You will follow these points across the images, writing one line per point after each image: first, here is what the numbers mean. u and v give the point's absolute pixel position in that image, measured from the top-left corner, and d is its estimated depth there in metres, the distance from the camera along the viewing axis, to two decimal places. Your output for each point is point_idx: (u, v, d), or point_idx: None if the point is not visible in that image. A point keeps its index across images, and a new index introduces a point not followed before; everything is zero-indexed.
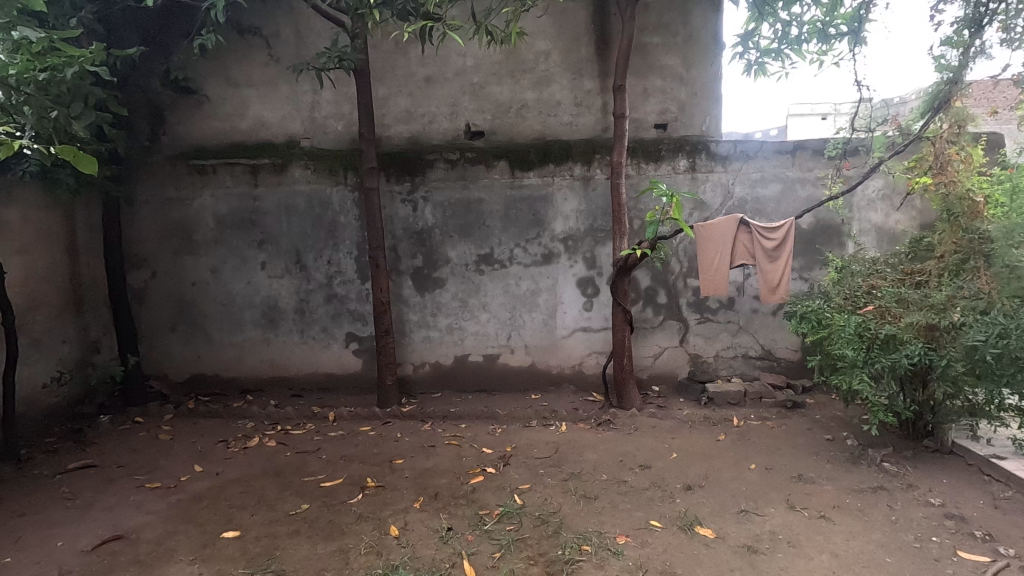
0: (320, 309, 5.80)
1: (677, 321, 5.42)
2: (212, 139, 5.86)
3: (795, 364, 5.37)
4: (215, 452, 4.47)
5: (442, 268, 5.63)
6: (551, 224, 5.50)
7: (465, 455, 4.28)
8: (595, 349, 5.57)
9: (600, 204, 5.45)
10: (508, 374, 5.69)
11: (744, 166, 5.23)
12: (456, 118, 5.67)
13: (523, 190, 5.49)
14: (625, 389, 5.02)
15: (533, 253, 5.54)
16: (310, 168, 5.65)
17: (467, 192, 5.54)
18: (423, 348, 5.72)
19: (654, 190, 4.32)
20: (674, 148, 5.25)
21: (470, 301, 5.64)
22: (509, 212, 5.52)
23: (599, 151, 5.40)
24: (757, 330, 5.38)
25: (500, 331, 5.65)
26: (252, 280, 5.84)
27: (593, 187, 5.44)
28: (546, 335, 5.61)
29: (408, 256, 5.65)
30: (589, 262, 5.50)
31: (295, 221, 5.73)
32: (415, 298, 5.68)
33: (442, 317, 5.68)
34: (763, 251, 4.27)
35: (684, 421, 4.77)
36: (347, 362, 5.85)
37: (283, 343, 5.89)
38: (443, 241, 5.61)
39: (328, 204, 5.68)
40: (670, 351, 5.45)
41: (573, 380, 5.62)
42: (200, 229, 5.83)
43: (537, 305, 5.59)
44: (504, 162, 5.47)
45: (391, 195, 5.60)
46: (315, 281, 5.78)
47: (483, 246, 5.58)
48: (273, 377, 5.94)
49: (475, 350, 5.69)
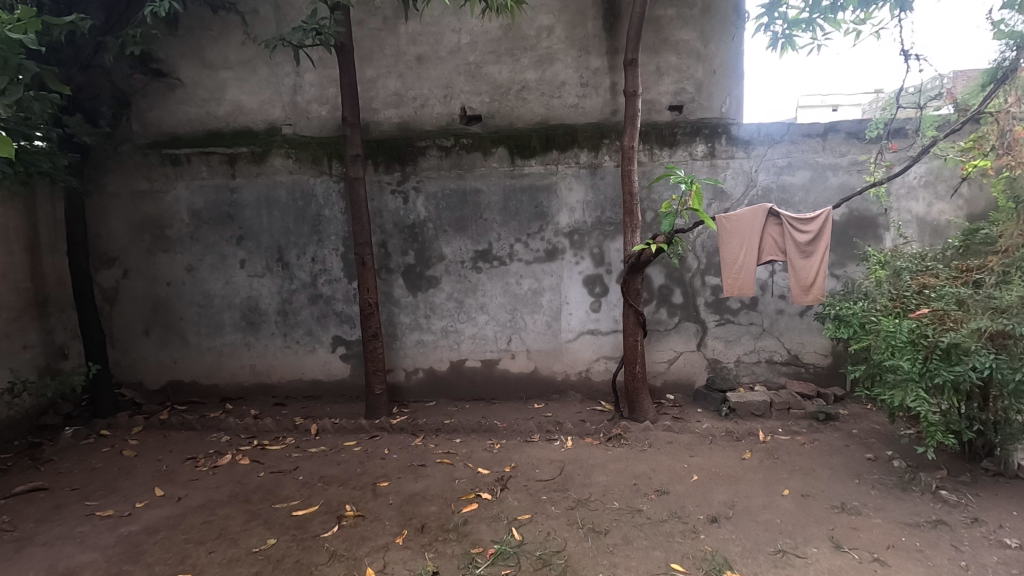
0: (304, 311, 5.36)
1: (694, 323, 4.93)
2: (187, 126, 5.40)
3: (826, 371, 4.87)
4: (181, 471, 4.02)
5: (436, 265, 5.16)
6: (555, 218, 5.01)
7: (458, 477, 3.81)
8: (604, 354, 5.08)
9: (609, 194, 4.95)
10: (509, 381, 5.21)
11: (768, 152, 4.71)
12: (450, 102, 5.18)
13: (524, 180, 5.00)
14: (637, 398, 4.53)
15: (535, 249, 5.05)
16: (292, 157, 5.18)
17: (462, 182, 5.05)
18: (416, 352, 5.26)
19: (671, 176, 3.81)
20: (691, 132, 4.75)
21: (467, 302, 5.17)
22: (508, 204, 5.03)
23: (608, 136, 4.89)
24: (783, 332, 4.87)
25: (500, 334, 5.17)
26: (231, 279, 5.39)
27: (602, 177, 4.94)
28: (550, 338, 5.13)
29: (399, 252, 5.18)
30: (597, 259, 5.00)
31: (276, 216, 5.27)
32: (407, 299, 5.21)
33: (437, 319, 5.21)
34: (795, 245, 3.76)
35: (704, 435, 4.28)
36: (333, 368, 5.39)
37: (265, 347, 5.45)
38: (437, 236, 5.13)
39: (311, 196, 5.21)
40: (686, 355, 4.97)
41: (580, 387, 5.14)
42: (175, 225, 5.38)
43: (540, 306, 5.11)
44: (502, 149, 4.98)
45: (381, 186, 5.13)
46: (299, 281, 5.32)
47: (481, 241, 5.10)
48: (256, 384, 5.50)
49: (472, 355, 5.22)
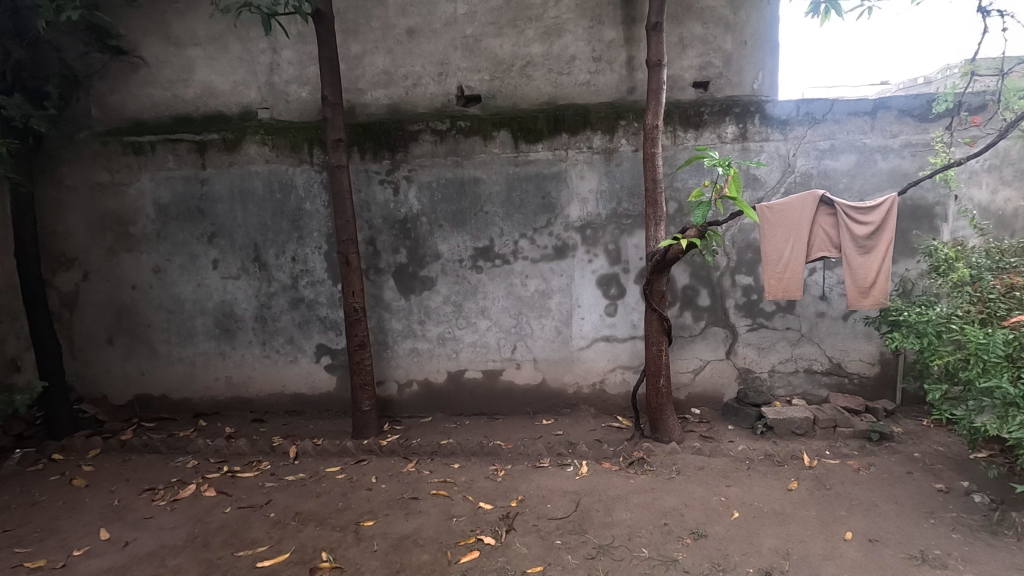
0: (284, 316, 4.80)
1: (722, 328, 4.37)
2: (152, 111, 4.84)
3: (872, 381, 4.30)
4: (136, 507, 3.47)
5: (431, 265, 4.59)
6: (565, 210, 4.43)
7: (457, 514, 3.24)
8: (621, 364, 4.52)
9: (626, 182, 4.37)
10: (514, 395, 4.65)
11: (809, 133, 4.13)
12: (445, 80, 4.60)
13: (530, 168, 4.43)
14: (661, 416, 3.96)
15: (543, 245, 4.48)
16: (268, 144, 4.61)
17: (459, 171, 4.49)
18: (410, 362, 4.71)
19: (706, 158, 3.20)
20: (720, 111, 4.16)
21: (466, 306, 4.61)
22: (512, 195, 4.46)
23: (625, 116, 4.31)
24: (824, 338, 4.31)
25: (503, 341, 4.61)
26: (203, 282, 4.83)
27: (618, 164, 4.36)
28: (559, 346, 4.56)
29: (390, 251, 4.61)
30: (612, 256, 4.43)
31: (252, 210, 4.70)
32: (399, 303, 4.65)
33: (432, 325, 4.65)
34: (852, 239, 3.20)
35: (740, 460, 3.71)
36: (317, 380, 4.84)
37: (241, 357, 4.89)
38: (432, 232, 4.57)
39: (291, 187, 4.64)
40: (714, 365, 4.42)
41: (593, 401, 4.58)
42: (139, 222, 4.81)
43: (548, 311, 4.54)
44: (504, 132, 4.41)
45: (368, 176, 4.56)
46: (278, 283, 4.77)
47: (481, 237, 4.53)
48: (232, 398, 4.94)
49: (473, 365, 4.66)
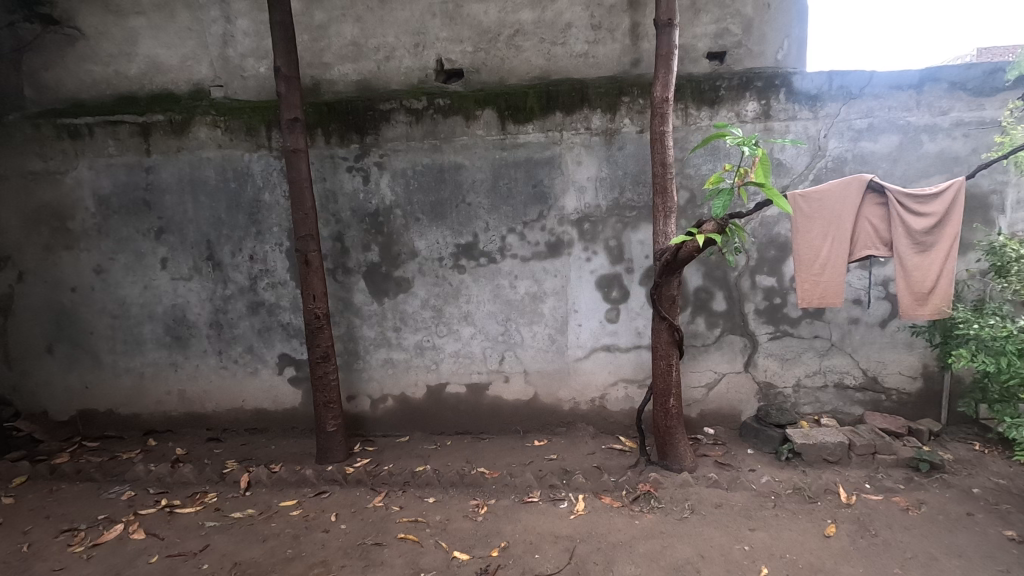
0: (242, 322, 4.24)
1: (740, 337, 3.83)
2: (91, 90, 4.26)
3: (913, 398, 3.74)
4: (47, 555, 2.93)
5: (406, 265, 4.03)
6: (559, 201, 3.86)
7: (427, 568, 2.69)
8: (624, 377, 3.96)
9: (630, 169, 3.79)
10: (503, 412, 4.10)
11: (844, 111, 3.54)
12: (422, 53, 4.01)
13: (519, 153, 3.85)
14: (670, 441, 3.39)
15: (533, 242, 3.91)
16: (221, 127, 4.04)
17: (438, 157, 3.92)
18: (384, 375, 4.16)
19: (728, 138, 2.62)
20: (738, 86, 3.59)
21: (447, 311, 4.05)
22: (499, 184, 3.89)
23: (628, 92, 3.73)
24: (858, 348, 3.74)
25: (489, 351, 4.05)
26: (151, 283, 4.27)
27: (620, 147, 3.78)
28: (553, 357, 4.00)
29: (360, 248, 4.05)
30: (614, 254, 3.85)
31: (204, 202, 4.13)
32: (372, 307, 4.10)
33: (409, 332, 4.10)
34: (907, 233, 2.65)
35: (764, 494, 3.16)
36: (280, 395, 4.29)
37: (195, 368, 4.34)
38: (408, 226, 4.00)
39: (247, 177, 4.08)
40: (730, 379, 3.87)
41: (592, 419, 4.03)
42: (78, 215, 4.25)
43: (541, 316, 3.97)
44: (489, 111, 3.83)
45: (335, 163, 3.99)
46: (235, 285, 4.21)
47: (463, 233, 3.96)
48: (186, 415, 4.40)
49: (455, 378, 4.11)
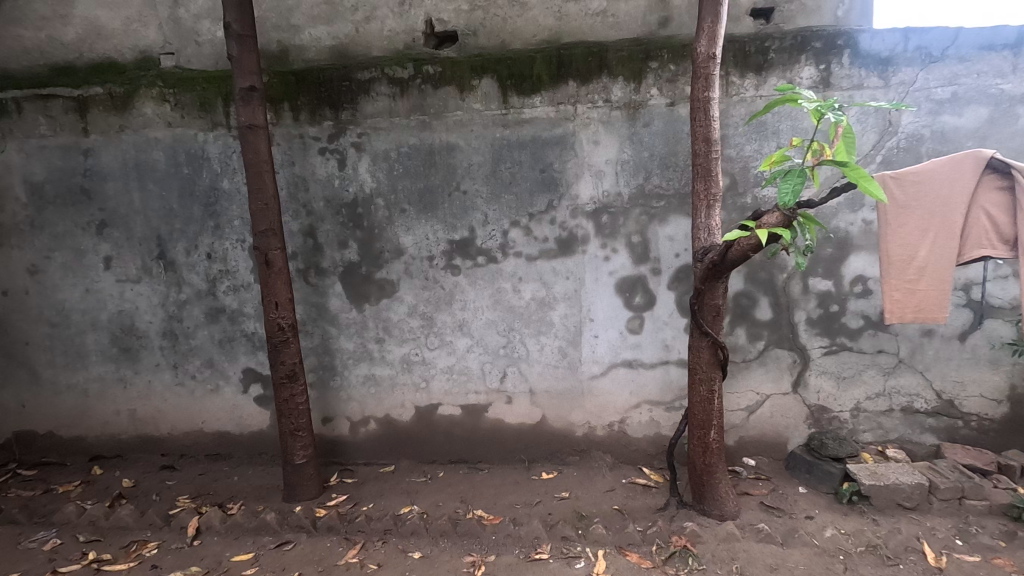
0: (200, 332, 3.63)
1: (788, 352, 3.21)
2: (19, 58, 3.60)
3: (997, 426, 3.11)
4: None
5: (390, 265, 3.41)
6: (572, 189, 3.22)
7: None
8: (648, 399, 3.35)
9: (658, 149, 3.15)
10: (504, 438, 3.49)
11: (922, 77, 2.90)
12: (409, 11, 3.33)
13: (524, 131, 3.22)
14: (710, 482, 2.77)
15: (541, 239, 3.28)
16: (170, 101, 3.41)
17: (428, 136, 3.28)
18: (366, 393, 3.56)
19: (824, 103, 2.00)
20: (791, 47, 2.95)
21: (439, 320, 3.43)
22: (499, 169, 3.26)
23: (656, 56, 3.08)
24: (931, 366, 3.12)
25: (489, 367, 3.43)
26: (93, 286, 3.66)
27: (647, 124, 3.14)
28: (564, 375, 3.38)
29: (336, 245, 3.43)
30: (638, 252, 3.22)
31: (152, 190, 3.51)
32: (350, 315, 3.49)
33: (394, 345, 3.49)
34: None
35: (829, 553, 2.57)
36: (246, 416, 3.68)
37: (147, 385, 3.73)
38: (392, 219, 3.37)
39: (203, 161, 3.45)
40: (776, 401, 3.26)
41: (609, 447, 3.42)
42: (7, 207, 3.63)
43: (550, 327, 3.35)
44: (488, 80, 3.20)
45: (305, 144, 3.36)
46: (191, 288, 3.59)
47: (457, 227, 3.33)
48: (137, 438, 3.79)
49: (449, 398, 3.49)
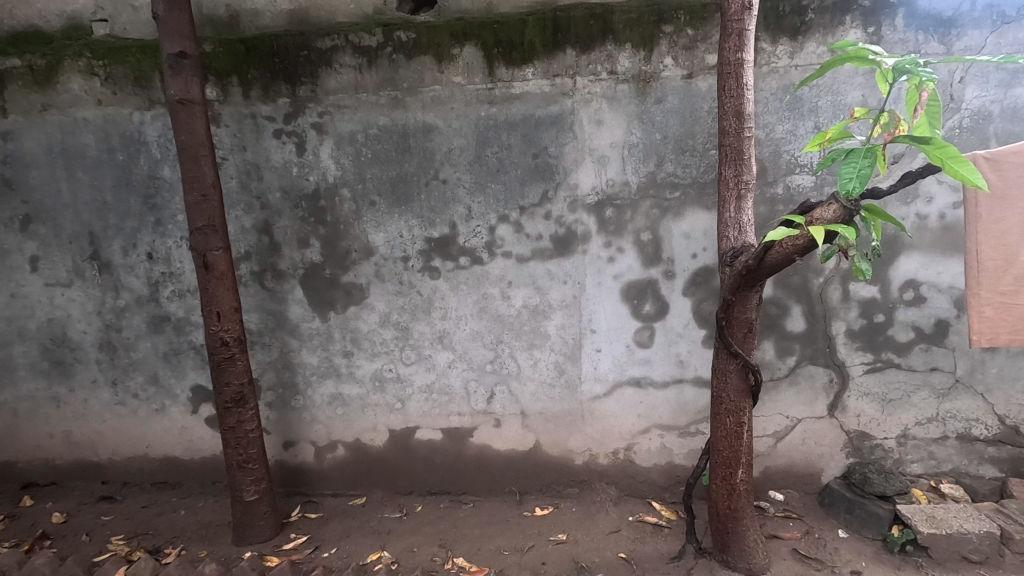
0: (142, 343, 3.15)
1: (823, 369, 2.73)
2: None
3: None
4: None
5: (359, 267, 2.93)
6: (570, 177, 2.73)
7: None
8: (658, 423, 2.88)
9: (672, 130, 2.65)
10: (492, 466, 3.02)
11: (992, 42, 2.41)
12: None
13: (513, 110, 2.72)
14: (737, 530, 2.30)
15: (533, 236, 2.79)
16: (100, 75, 2.91)
17: (400, 116, 2.79)
18: (332, 415, 3.09)
19: (909, 61, 1.50)
20: (834, 6, 2.46)
21: (415, 331, 2.95)
22: (485, 154, 2.77)
23: (670, 18, 2.58)
24: (992, 387, 2.65)
25: (474, 385, 2.95)
26: (19, 291, 3.17)
27: (659, 100, 2.64)
28: (561, 395, 2.91)
29: (295, 244, 2.95)
30: (648, 252, 2.74)
31: (82, 180, 3.02)
32: (313, 325, 3.01)
33: (364, 359, 3.01)
34: None
35: None
36: (196, 439, 3.21)
37: (84, 404, 3.25)
38: (360, 214, 2.88)
39: (140, 145, 2.96)
40: (808, 426, 2.78)
41: (614, 478, 2.95)
42: None
43: (545, 340, 2.87)
44: (471, 49, 2.70)
45: (258, 126, 2.86)
46: (130, 294, 3.10)
47: (436, 222, 2.84)
48: (74, 464, 3.32)
49: (428, 422, 3.02)
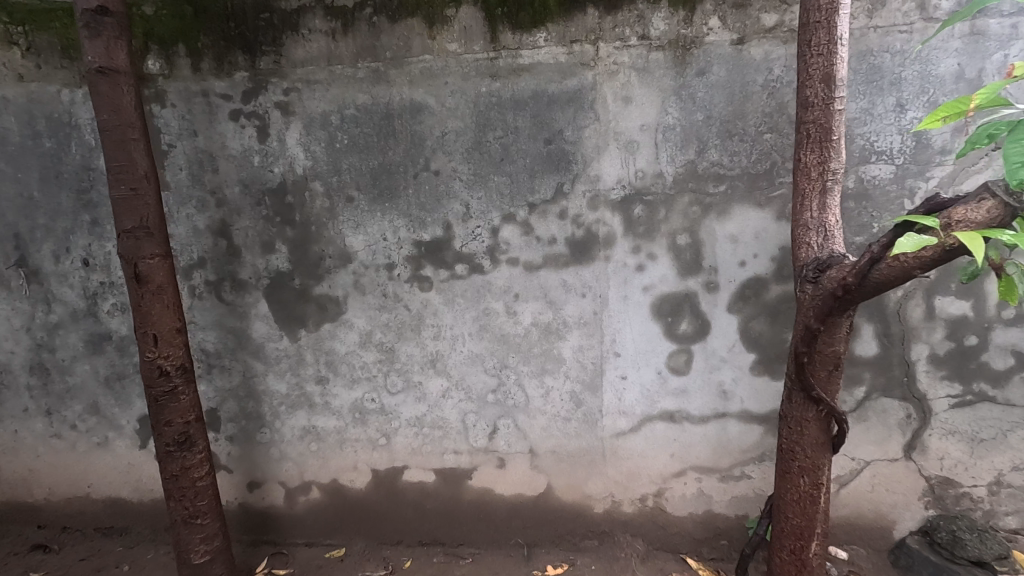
0: (80, 366, 2.66)
1: (899, 403, 2.24)
2: None
3: None
4: None
5: (334, 277, 2.43)
6: (591, 167, 2.23)
7: None
8: (695, 465, 2.39)
9: (717, 109, 2.15)
10: (495, 514, 2.53)
11: None
12: None
13: (521, 84, 2.22)
14: None
15: (544, 240, 2.29)
16: (21, 45, 2.41)
17: (383, 92, 2.29)
18: (305, 451, 2.60)
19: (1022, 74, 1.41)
20: None
21: (403, 354, 2.46)
22: (487, 139, 2.27)
23: None
24: None
25: (473, 418, 2.46)
26: None
27: (701, 72, 2.15)
28: (578, 430, 2.42)
29: (257, 248, 2.45)
30: (685, 258, 2.24)
31: (3, 172, 2.52)
32: (281, 345, 2.52)
33: (342, 386, 2.52)
34: None
35: None
36: (145, 479, 2.72)
37: (13, 436, 2.76)
38: (335, 212, 2.38)
39: (71, 130, 2.46)
40: (879, 471, 2.29)
41: (641, 529, 2.45)
42: None
43: (559, 365, 2.38)
44: (470, 9, 2.19)
45: (210, 104, 2.36)
46: (65, 308, 2.61)
47: (427, 222, 2.35)
48: (5, 505, 2.83)
49: (418, 460, 2.53)
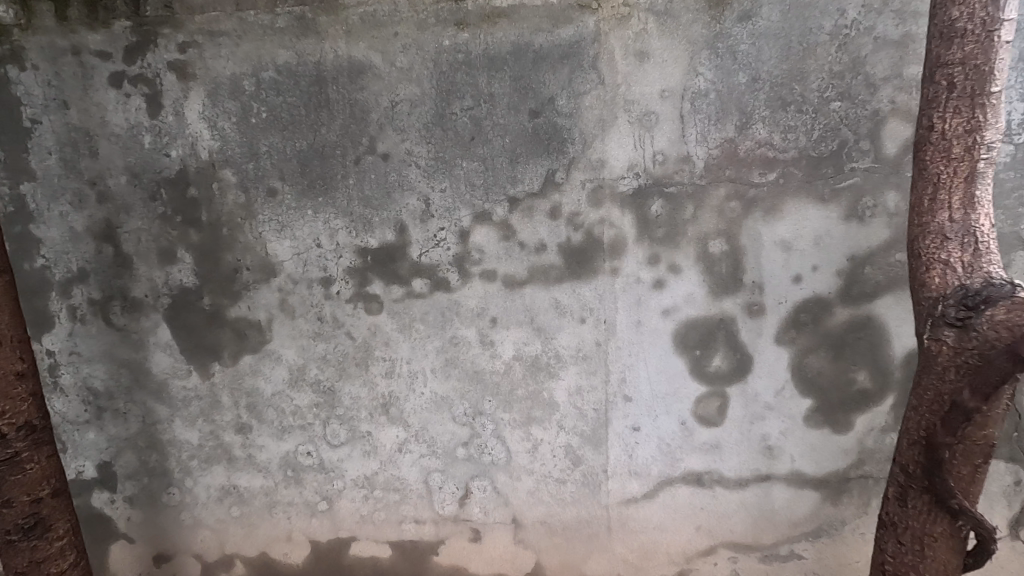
0: None
1: (1004, 466, 1.68)
2: None
3: None
4: None
5: (254, 295, 1.84)
6: (592, 148, 1.65)
7: None
8: (730, 543, 1.81)
9: (765, 68, 1.57)
10: None
11: None
12: None
13: (498, 34, 1.63)
14: None
15: (530, 247, 1.71)
16: None
17: (312, 48, 1.70)
18: (224, 518, 2.01)
19: None
20: None
21: (346, 396, 1.88)
22: (452, 111, 1.68)
23: None
24: None
25: (438, 479, 1.88)
26: None
27: (744, 16, 1.56)
28: (575, 496, 1.84)
29: (154, 257, 1.86)
30: (719, 271, 1.66)
31: None
32: (189, 383, 1.93)
33: (268, 436, 1.94)
34: None
35: None
36: None
37: None
38: (253, 210, 1.80)
39: None
40: None
41: None
42: None
43: (550, 413, 1.80)
44: None
45: (85, 66, 1.77)
46: None
47: (374, 224, 1.76)
48: None
49: (368, 531, 1.95)
